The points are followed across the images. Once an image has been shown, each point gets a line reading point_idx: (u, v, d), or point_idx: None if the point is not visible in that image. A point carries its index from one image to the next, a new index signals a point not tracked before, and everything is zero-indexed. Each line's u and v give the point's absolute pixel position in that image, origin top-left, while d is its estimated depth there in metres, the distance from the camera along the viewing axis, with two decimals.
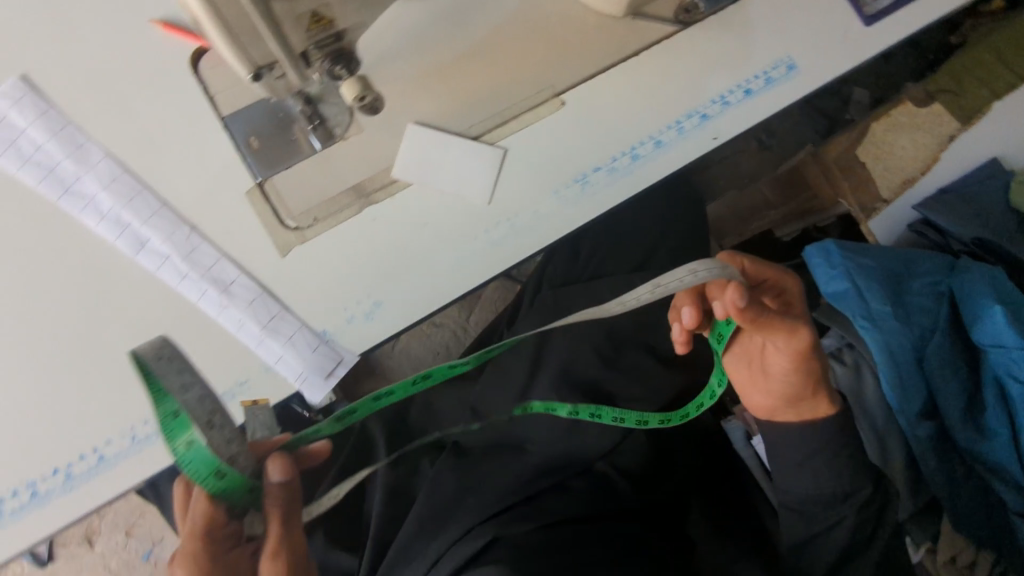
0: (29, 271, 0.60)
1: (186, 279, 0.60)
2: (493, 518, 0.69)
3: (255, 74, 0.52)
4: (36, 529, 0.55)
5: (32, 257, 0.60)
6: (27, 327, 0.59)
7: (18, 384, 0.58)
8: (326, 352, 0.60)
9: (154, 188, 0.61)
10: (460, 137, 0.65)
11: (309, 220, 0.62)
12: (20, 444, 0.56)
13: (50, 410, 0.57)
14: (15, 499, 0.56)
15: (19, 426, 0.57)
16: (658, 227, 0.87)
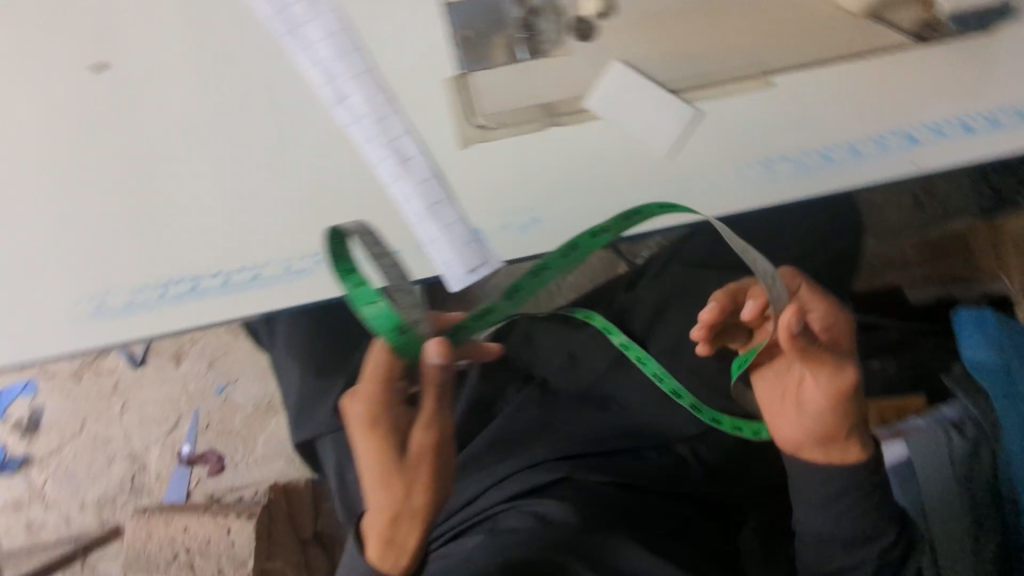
0: (241, 93, 0.64)
1: (371, 143, 0.62)
2: (568, 458, 0.73)
3: None
4: (189, 317, 0.61)
5: (245, 81, 0.64)
6: (226, 143, 0.63)
7: (206, 190, 0.63)
8: (475, 249, 0.62)
9: (367, 49, 0.64)
10: (659, 87, 0.65)
11: (496, 123, 0.64)
12: (196, 242, 0.62)
13: (228, 221, 0.62)
14: (176, 287, 0.62)
15: (198, 227, 0.62)
16: (812, 240, 0.89)
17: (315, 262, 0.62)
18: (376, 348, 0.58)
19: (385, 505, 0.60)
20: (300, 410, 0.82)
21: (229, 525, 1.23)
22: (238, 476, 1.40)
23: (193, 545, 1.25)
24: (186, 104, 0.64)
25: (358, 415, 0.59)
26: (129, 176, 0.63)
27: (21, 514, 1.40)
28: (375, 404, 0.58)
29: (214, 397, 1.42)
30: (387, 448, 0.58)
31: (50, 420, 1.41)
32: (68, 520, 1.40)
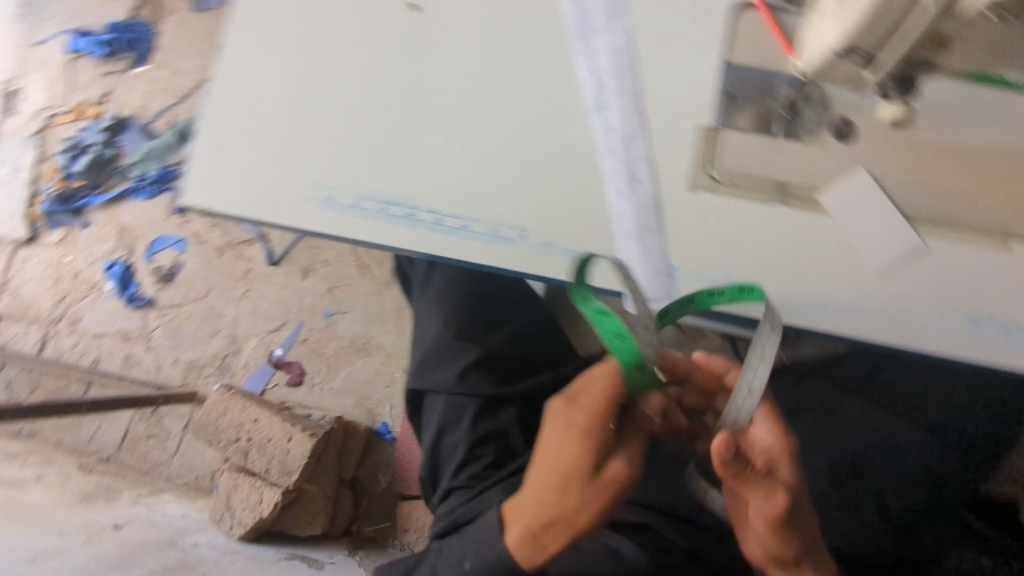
0: (515, 68, 0.68)
1: (612, 155, 0.66)
2: (649, 511, 0.83)
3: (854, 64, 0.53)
4: (394, 239, 0.67)
5: (523, 60, 0.69)
6: (485, 106, 0.68)
7: (454, 138, 0.68)
8: (664, 281, 0.65)
9: (641, 74, 0.68)
10: (896, 208, 0.64)
11: (729, 181, 0.67)
12: (426, 179, 0.67)
13: (460, 173, 0.67)
14: (393, 209, 0.67)
15: (434, 166, 0.67)
16: (936, 399, 0.96)
17: (521, 237, 0.66)
18: (612, 370, 0.63)
19: (553, 508, 0.64)
20: (428, 358, 0.89)
21: (291, 435, 1.30)
22: (310, 395, 1.49)
23: (255, 437, 1.32)
24: (465, 59, 0.69)
25: (573, 421, 0.63)
26: (394, 98, 0.69)
27: (124, 345, 1.54)
28: (595, 419, 0.62)
29: (320, 317, 1.52)
30: (585, 462, 0.62)
31: (182, 277, 1.56)
32: (158, 369, 1.52)
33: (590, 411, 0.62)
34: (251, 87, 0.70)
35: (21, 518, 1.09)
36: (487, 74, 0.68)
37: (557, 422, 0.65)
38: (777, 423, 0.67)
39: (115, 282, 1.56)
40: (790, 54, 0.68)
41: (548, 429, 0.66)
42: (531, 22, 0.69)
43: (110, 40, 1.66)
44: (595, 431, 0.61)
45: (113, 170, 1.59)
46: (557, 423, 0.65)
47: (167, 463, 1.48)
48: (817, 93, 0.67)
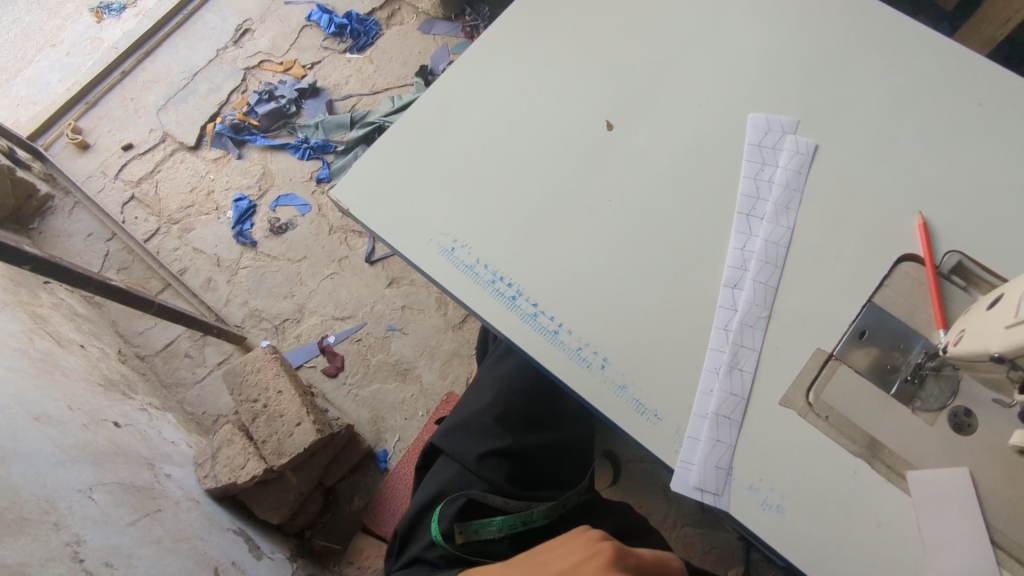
0: (667, 215, 0.70)
1: (724, 332, 0.66)
2: None
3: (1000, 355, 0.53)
4: (489, 311, 0.68)
5: (679, 211, 0.70)
6: (625, 235, 0.70)
7: (586, 249, 0.69)
8: (718, 477, 0.61)
9: (783, 274, 0.68)
10: (984, 527, 0.58)
11: (824, 412, 0.63)
12: (541, 274, 0.69)
13: (573, 283, 0.68)
14: (502, 285, 0.69)
15: (556, 266, 0.69)
16: None
17: (599, 366, 0.65)
18: None
19: None
20: (462, 423, 0.89)
21: (299, 420, 1.29)
22: (337, 391, 1.51)
23: (271, 406, 1.32)
24: (627, 186, 0.72)
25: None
26: (550, 190, 0.72)
27: (212, 268, 1.64)
28: None
29: (380, 327, 1.56)
30: None
31: (290, 236, 1.66)
32: (226, 302, 1.60)
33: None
34: (437, 127, 0.76)
35: (50, 375, 1.15)
36: (640, 208, 0.71)
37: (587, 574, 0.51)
38: None
39: (235, 213, 1.68)
40: (940, 327, 0.64)
41: (573, 567, 0.53)
42: (699, 183, 0.71)
43: (341, 24, 1.89)
44: None
45: (286, 125, 1.78)
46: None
47: (188, 387, 1.53)
48: (950, 374, 0.63)
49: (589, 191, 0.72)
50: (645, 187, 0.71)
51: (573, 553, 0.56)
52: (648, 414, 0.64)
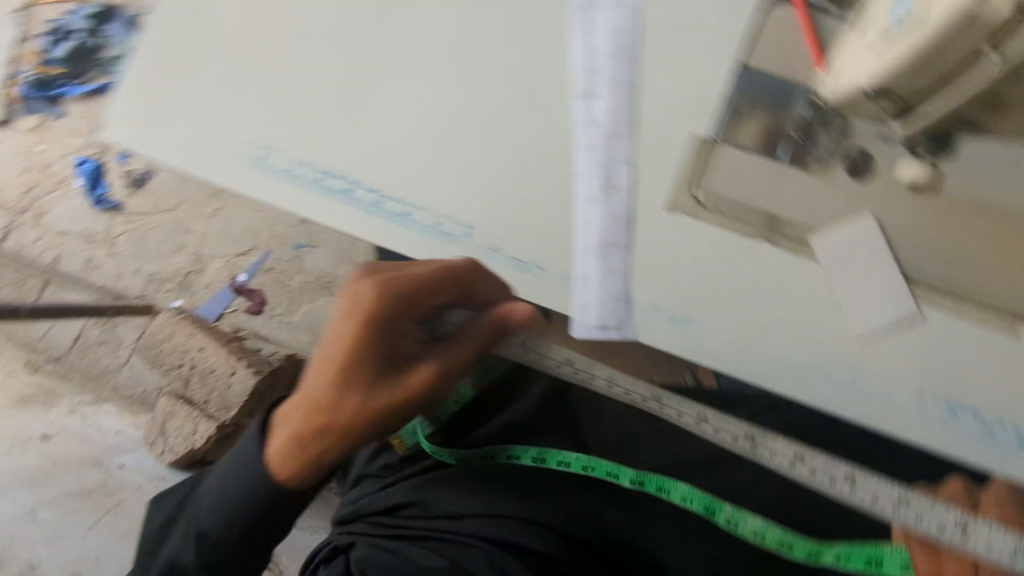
0: (494, 43, 0.60)
1: (589, 153, 0.58)
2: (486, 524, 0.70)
3: None
4: (329, 215, 0.60)
5: (506, 34, 0.61)
6: (453, 81, 0.60)
7: (415, 109, 0.60)
8: (619, 310, 0.57)
9: (638, 66, 0.59)
10: (897, 269, 0.56)
11: (714, 206, 0.57)
12: (375, 154, 0.60)
13: (412, 152, 0.59)
14: (333, 180, 0.60)
15: (389, 138, 0.60)
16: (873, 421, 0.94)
17: (465, 235, 0.59)
18: (426, 265, 0.56)
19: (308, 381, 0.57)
20: None
21: (234, 369, 1.24)
22: (270, 327, 1.42)
23: (198, 365, 1.27)
24: (443, 23, 0.61)
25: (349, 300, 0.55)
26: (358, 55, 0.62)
27: (86, 247, 1.47)
28: (371, 297, 0.54)
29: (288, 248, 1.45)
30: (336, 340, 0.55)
31: (154, 185, 1.48)
32: (117, 277, 1.46)
33: (370, 302, 0.53)
34: (208, 20, 0.64)
35: None
36: (462, 43, 0.61)
37: (339, 303, 0.56)
38: (443, 384, 0.56)
39: (84, 179, 1.49)
40: (818, 67, 0.58)
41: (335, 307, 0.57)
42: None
43: None
44: (356, 306, 0.54)
45: (94, 64, 1.49)
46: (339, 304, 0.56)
47: (115, 372, 1.40)
48: (837, 122, 0.58)
49: (402, 42, 0.62)
50: (465, 18, 0.61)
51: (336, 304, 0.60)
52: (529, 268, 0.58)
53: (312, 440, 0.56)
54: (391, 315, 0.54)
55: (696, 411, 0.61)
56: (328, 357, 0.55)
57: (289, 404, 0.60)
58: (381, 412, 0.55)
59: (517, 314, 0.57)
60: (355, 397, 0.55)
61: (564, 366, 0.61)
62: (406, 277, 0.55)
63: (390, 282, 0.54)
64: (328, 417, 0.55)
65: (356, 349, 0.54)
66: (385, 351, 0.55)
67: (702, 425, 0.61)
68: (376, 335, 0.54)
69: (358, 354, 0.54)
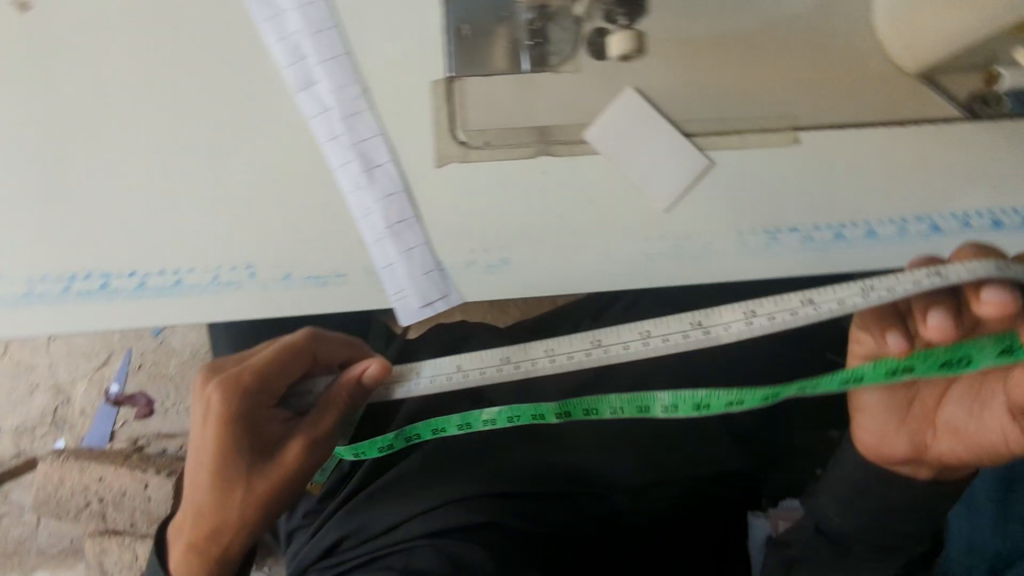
0: (185, 63, 0.54)
1: (335, 141, 0.54)
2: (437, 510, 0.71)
3: None
4: (98, 318, 0.53)
5: (193, 49, 0.54)
6: (161, 124, 0.54)
7: (136, 171, 0.54)
8: (435, 281, 0.55)
9: (344, 30, 0.54)
10: (671, 128, 0.56)
11: (480, 141, 0.55)
12: (117, 235, 0.54)
13: (155, 218, 0.54)
14: (85, 281, 0.54)
15: (126, 212, 0.54)
16: None
17: (249, 276, 0.54)
18: (267, 353, 0.56)
19: (190, 491, 0.57)
20: None
21: (147, 481, 1.19)
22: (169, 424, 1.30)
23: (105, 496, 1.20)
24: (122, 65, 0.54)
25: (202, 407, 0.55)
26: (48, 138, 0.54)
27: None
28: (220, 398, 0.54)
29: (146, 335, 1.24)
30: (203, 449, 0.55)
31: None
32: None
33: (220, 404, 0.54)
34: None
35: None
36: (155, 78, 0.54)
37: (194, 412, 0.56)
38: (317, 454, 0.57)
39: None
40: None
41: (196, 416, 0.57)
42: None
43: None
44: (211, 411, 0.54)
45: None
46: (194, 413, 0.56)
47: (32, 539, 1.29)
48: (561, 10, 0.56)
49: (89, 101, 0.54)
50: (145, 49, 0.54)
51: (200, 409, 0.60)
52: (329, 280, 0.55)
53: (209, 548, 0.57)
54: (246, 406, 0.55)
55: (638, 331, 0.57)
56: (199, 466, 0.56)
57: (182, 517, 0.60)
58: (264, 501, 0.55)
59: (368, 367, 0.57)
60: (236, 495, 0.55)
61: (451, 372, 0.59)
62: (248, 369, 0.55)
63: (234, 378, 0.55)
64: (216, 521, 0.56)
65: (222, 451, 0.54)
66: (255, 443, 0.55)
67: (648, 343, 0.56)
68: (237, 430, 0.54)
69: (224, 454, 0.54)
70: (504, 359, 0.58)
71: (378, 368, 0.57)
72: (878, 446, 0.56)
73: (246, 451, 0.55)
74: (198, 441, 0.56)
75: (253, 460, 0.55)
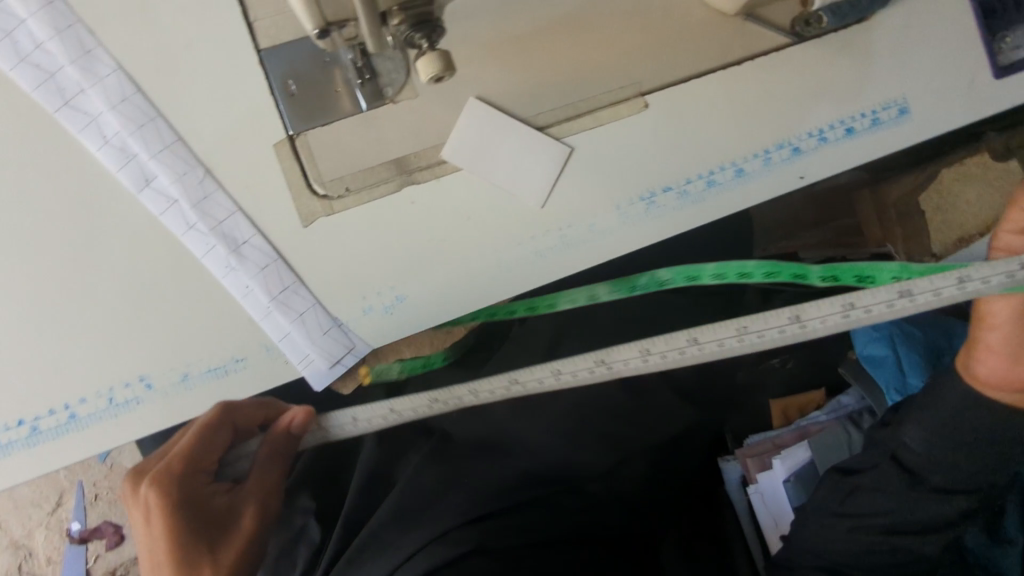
0: (14, 194, 0.51)
1: (193, 231, 0.52)
2: (435, 541, 0.67)
3: (322, 30, 0.42)
4: (6, 475, 0.52)
5: (18, 178, 0.51)
6: (8, 262, 0.51)
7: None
8: (337, 337, 0.55)
9: (168, 117, 0.52)
10: (525, 125, 0.57)
11: (340, 190, 0.54)
12: None
13: (29, 359, 0.52)
14: None
15: None
16: None
17: (145, 388, 0.53)
18: (185, 432, 0.55)
19: None
20: None
21: None
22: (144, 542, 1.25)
23: None
24: None
25: (142, 507, 0.53)
26: None
27: None
28: (156, 489, 0.52)
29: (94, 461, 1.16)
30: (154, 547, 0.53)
31: None
32: None
33: (158, 493, 0.52)
34: None
35: None
36: None
37: (134, 520, 0.54)
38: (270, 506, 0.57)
39: None
40: None
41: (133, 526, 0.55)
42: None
43: None
44: (153, 504, 0.53)
45: None
46: (134, 520, 0.54)
47: None
48: None
49: None
50: None
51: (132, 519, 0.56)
52: (230, 369, 0.54)
53: None
54: (185, 492, 0.53)
55: (548, 368, 0.63)
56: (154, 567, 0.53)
57: None
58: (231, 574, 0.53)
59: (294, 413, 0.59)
60: None
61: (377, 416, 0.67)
62: (177, 453, 0.54)
63: (166, 466, 0.53)
64: None
65: (172, 539, 0.52)
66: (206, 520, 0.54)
67: (559, 378, 0.62)
68: (184, 514, 0.53)
69: (177, 544, 0.52)
70: (433, 400, 0.65)
71: (303, 415, 0.59)
72: (1009, 377, 0.55)
73: (199, 531, 0.53)
74: (144, 545, 0.53)
75: (209, 537, 0.54)
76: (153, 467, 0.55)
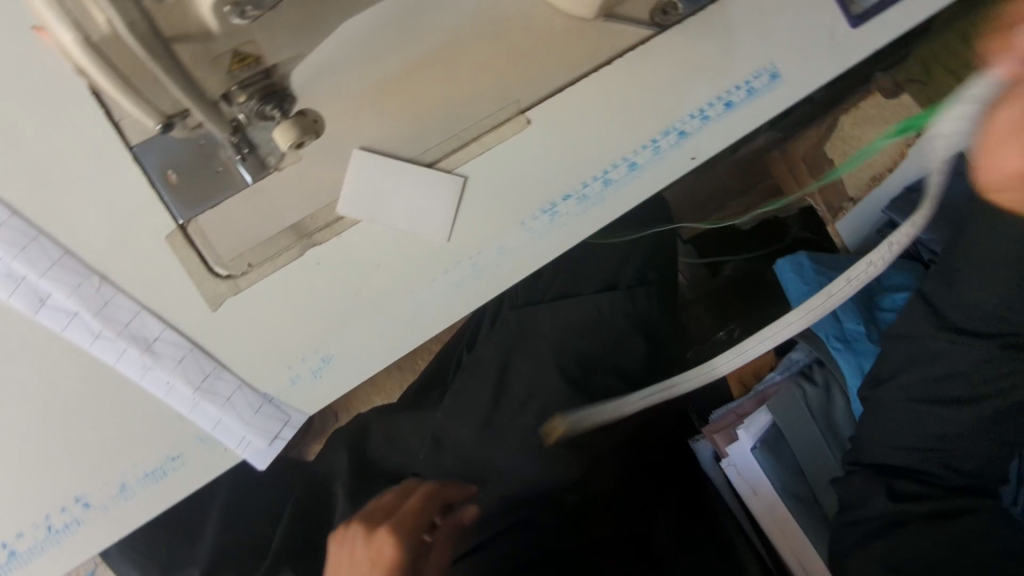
0: None
1: (100, 339, 0.51)
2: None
3: (165, 125, 0.42)
4: None
5: None
6: None
7: None
8: (271, 413, 0.54)
9: (51, 232, 0.52)
10: (413, 166, 0.58)
11: (241, 267, 0.54)
12: None
13: None
14: None
15: None
16: None
17: (83, 508, 0.51)
18: (436, 491, 0.65)
19: None
20: None
21: None
22: None
23: None
24: None
25: (372, 548, 0.59)
26: None
27: None
28: (399, 534, 0.59)
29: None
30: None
31: None
32: None
33: (394, 544, 0.58)
34: None
35: None
36: None
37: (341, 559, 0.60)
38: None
39: None
40: None
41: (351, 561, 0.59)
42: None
43: None
44: (391, 547, 0.58)
45: None
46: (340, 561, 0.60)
47: None
48: None
49: None
50: None
51: (342, 554, 0.61)
52: (167, 469, 0.52)
53: None
54: (412, 548, 0.59)
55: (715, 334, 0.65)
56: None
57: None
58: None
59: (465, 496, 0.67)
60: None
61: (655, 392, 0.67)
62: (415, 508, 0.62)
63: (405, 519, 0.61)
64: None
65: None
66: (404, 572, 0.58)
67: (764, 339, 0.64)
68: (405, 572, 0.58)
69: None
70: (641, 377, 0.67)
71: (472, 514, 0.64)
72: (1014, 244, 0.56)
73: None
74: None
75: None
76: (384, 519, 0.61)
